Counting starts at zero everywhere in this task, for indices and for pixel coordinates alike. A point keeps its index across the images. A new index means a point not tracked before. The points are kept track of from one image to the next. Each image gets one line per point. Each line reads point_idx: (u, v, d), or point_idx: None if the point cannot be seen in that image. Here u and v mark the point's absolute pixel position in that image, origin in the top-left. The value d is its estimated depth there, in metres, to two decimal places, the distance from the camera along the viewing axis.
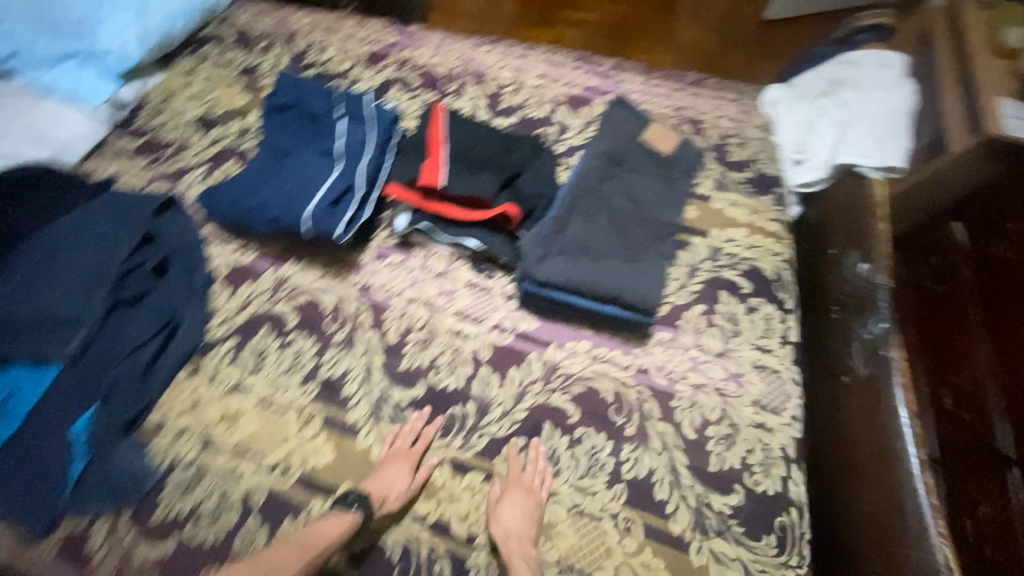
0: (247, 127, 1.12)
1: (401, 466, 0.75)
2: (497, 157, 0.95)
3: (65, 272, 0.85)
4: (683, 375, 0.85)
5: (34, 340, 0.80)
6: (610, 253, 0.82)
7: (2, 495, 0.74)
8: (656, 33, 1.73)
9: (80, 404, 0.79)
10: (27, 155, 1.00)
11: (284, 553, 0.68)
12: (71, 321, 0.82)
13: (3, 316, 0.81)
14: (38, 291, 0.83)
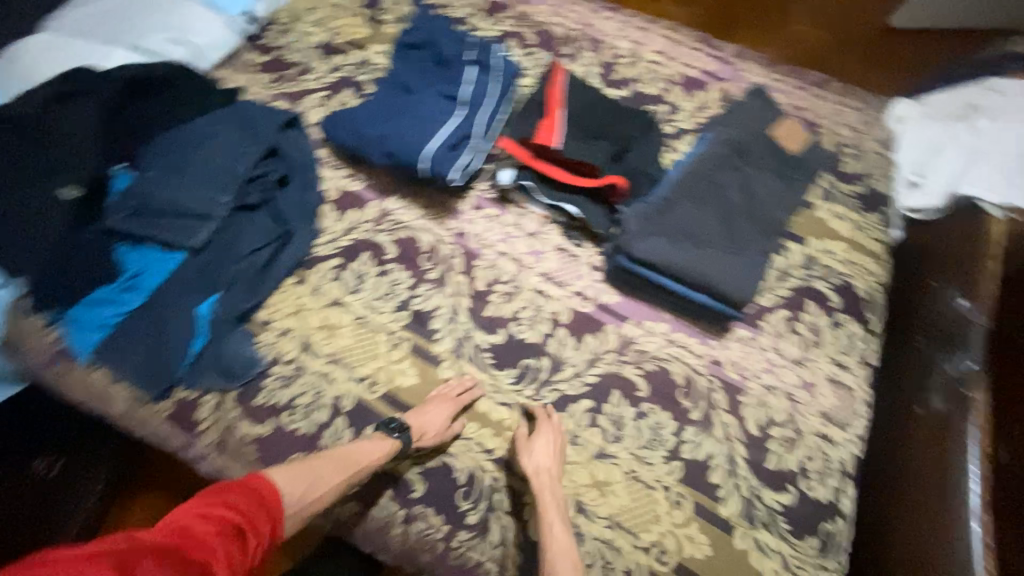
0: (365, 59, 1.15)
1: (444, 407, 0.79)
2: (609, 129, 0.95)
3: (200, 168, 0.92)
4: (756, 374, 0.86)
5: (168, 226, 0.88)
6: (712, 242, 0.83)
7: (128, 354, 0.84)
8: (764, 23, 1.62)
9: (203, 290, 0.87)
10: (168, 54, 1.03)
11: (325, 464, 0.72)
12: (202, 215, 0.89)
13: (144, 199, 0.89)
14: (173, 181, 0.90)
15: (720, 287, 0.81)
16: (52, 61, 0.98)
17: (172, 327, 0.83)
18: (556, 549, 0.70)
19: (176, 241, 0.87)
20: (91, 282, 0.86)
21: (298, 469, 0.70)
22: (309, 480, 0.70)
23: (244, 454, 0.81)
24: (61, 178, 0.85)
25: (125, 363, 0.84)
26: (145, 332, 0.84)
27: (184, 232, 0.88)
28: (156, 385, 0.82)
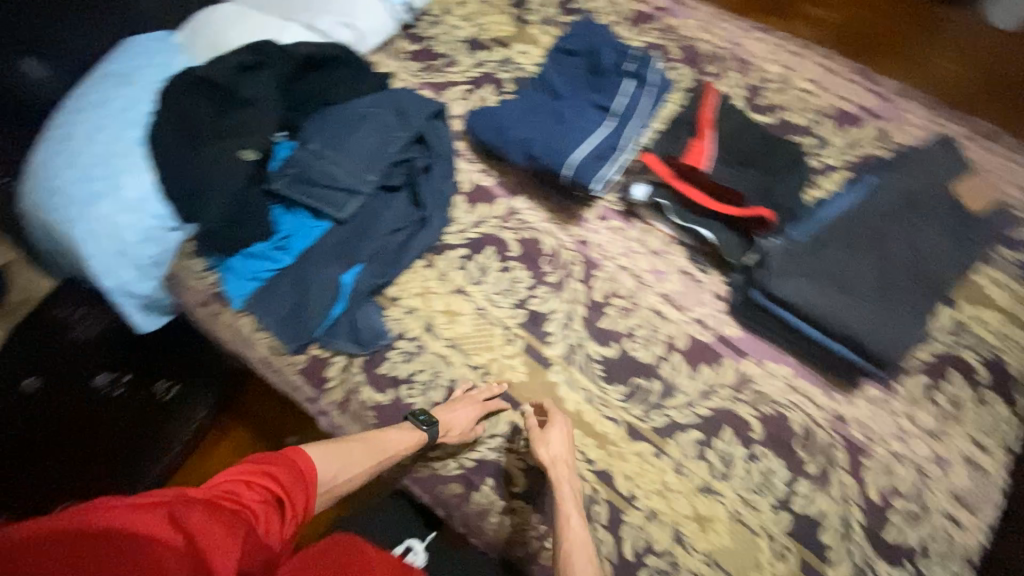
0: (508, 57, 1.18)
1: (471, 409, 0.81)
2: (757, 159, 0.93)
3: (356, 145, 0.97)
4: (882, 439, 0.81)
5: (320, 195, 0.95)
6: (860, 293, 0.79)
7: (273, 308, 0.91)
8: (897, 50, 1.55)
9: (344, 260, 0.93)
10: (335, 36, 1.11)
11: (358, 446, 0.77)
12: (350, 189, 0.95)
13: (301, 166, 0.96)
14: (327, 153, 0.96)
15: (866, 345, 0.77)
16: (237, 31, 1.07)
17: (315, 291, 0.90)
18: (574, 540, 0.71)
19: (327, 210, 0.94)
20: (248, 237, 0.93)
21: (331, 447, 0.74)
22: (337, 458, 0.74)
23: (361, 419, 0.87)
24: (243, 139, 0.93)
25: (270, 315, 0.91)
26: (291, 289, 0.92)
27: (335, 204, 0.95)
28: (295, 340, 0.90)
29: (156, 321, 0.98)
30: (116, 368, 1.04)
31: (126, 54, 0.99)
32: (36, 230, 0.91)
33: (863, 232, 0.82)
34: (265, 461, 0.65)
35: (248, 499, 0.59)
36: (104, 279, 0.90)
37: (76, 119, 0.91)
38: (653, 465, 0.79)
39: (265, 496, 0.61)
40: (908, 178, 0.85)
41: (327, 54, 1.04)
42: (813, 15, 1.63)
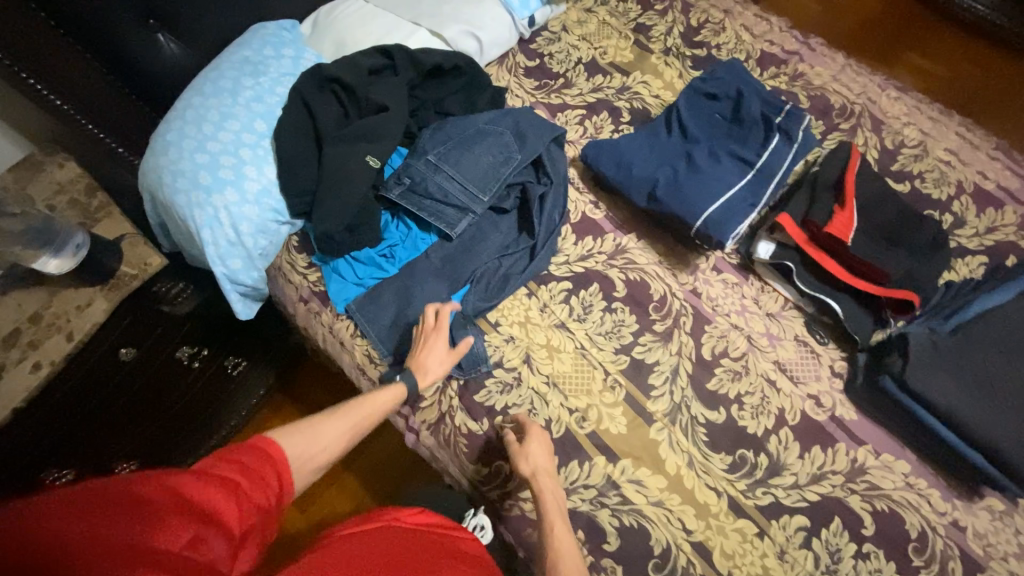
0: (626, 85, 1.13)
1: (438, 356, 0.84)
2: (896, 234, 0.87)
3: (474, 161, 0.95)
4: (1007, 559, 0.74)
5: (432, 208, 0.93)
6: (1011, 405, 0.73)
7: (372, 317, 0.91)
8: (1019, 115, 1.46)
9: (451, 280, 0.93)
10: (460, 46, 1.08)
11: (330, 423, 0.70)
12: (463, 207, 0.93)
13: (416, 176, 0.94)
14: (445, 166, 0.94)
15: (1007, 457, 0.72)
16: (365, 31, 1.06)
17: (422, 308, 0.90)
18: (562, 548, 0.71)
19: (439, 225, 0.92)
20: (359, 243, 0.91)
21: (302, 428, 0.66)
22: (311, 437, 0.66)
23: (451, 445, 0.85)
24: (372, 145, 0.91)
25: (371, 325, 0.90)
26: (395, 301, 0.91)
27: (448, 220, 0.93)
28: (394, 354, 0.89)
29: (250, 310, 0.98)
30: (196, 343, 1.08)
31: (259, 41, 0.99)
32: (156, 208, 0.93)
33: (1017, 342, 0.77)
34: (253, 437, 0.59)
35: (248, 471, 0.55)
36: (215, 265, 0.89)
37: (208, 102, 0.91)
38: (755, 546, 0.75)
39: (265, 468, 0.57)
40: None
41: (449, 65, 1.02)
42: (917, 63, 1.55)
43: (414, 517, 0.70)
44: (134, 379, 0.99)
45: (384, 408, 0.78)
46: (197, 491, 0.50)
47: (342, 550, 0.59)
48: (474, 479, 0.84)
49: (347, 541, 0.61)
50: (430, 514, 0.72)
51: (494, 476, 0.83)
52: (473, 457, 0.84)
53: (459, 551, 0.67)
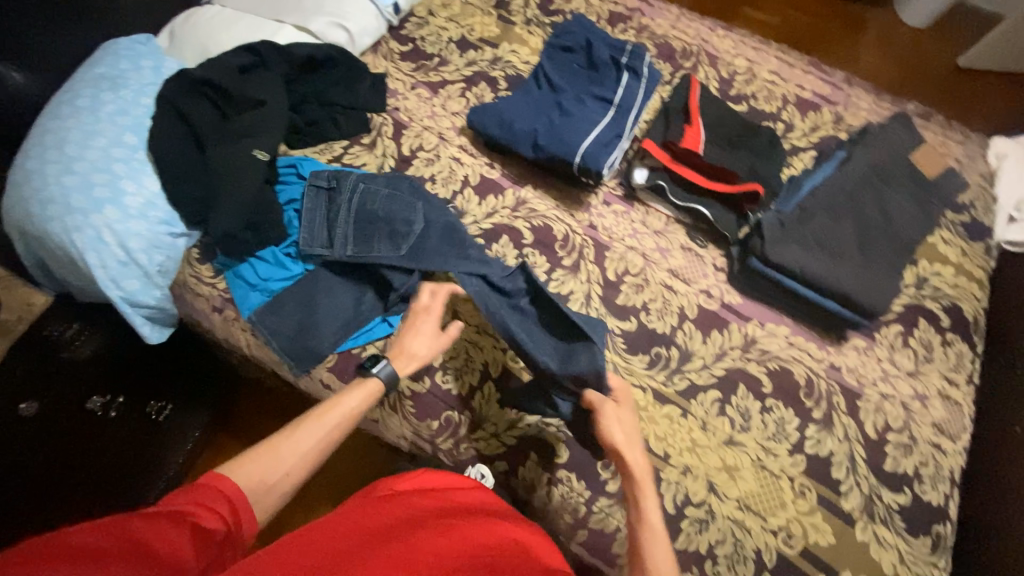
0: (499, 57, 1.20)
1: (429, 322, 0.85)
2: (739, 142, 1.03)
3: (370, 218, 0.93)
4: (872, 382, 0.91)
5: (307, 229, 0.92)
6: (846, 256, 0.89)
7: (278, 325, 0.88)
8: (839, 49, 1.74)
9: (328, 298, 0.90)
10: (330, 37, 1.11)
11: (294, 436, 0.68)
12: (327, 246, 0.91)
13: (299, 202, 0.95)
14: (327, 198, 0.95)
15: (853, 298, 0.87)
16: (228, 35, 1.05)
17: (328, 318, 0.89)
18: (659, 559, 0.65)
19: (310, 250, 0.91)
20: (263, 240, 0.91)
21: (260, 452, 0.65)
22: (273, 465, 0.64)
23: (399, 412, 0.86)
24: (255, 139, 0.91)
25: (280, 329, 0.88)
26: (299, 302, 0.89)
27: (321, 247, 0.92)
28: (305, 355, 0.88)
29: (160, 333, 0.93)
30: (110, 390, 0.98)
31: (111, 56, 0.95)
32: (28, 245, 0.86)
33: (848, 199, 0.94)
34: (201, 476, 0.59)
35: (202, 511, 0.55)
36: (108, 289, 0.84)
37: (66, 124, 0.86)
38: (681, 425, 0.86)
39: (219, 507, 0.57)
40: (878, 151, 0.95)
41: (321, 56, 1.05)
42: (751, 15, 1.80)
43: (408, 483, 0.71)
44: (47, 432, 0.89)
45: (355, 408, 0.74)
46: (155, 534, 0.50)
47: (334, 526, 0.60)
48: (422, 434, 0.86)
49: (340, 522, 0.61)
50: (430, 474, 0.74)
51: (442, 427, 0.85)
52: (417, 413, 0.86)
53: (458, 504, 0.69)
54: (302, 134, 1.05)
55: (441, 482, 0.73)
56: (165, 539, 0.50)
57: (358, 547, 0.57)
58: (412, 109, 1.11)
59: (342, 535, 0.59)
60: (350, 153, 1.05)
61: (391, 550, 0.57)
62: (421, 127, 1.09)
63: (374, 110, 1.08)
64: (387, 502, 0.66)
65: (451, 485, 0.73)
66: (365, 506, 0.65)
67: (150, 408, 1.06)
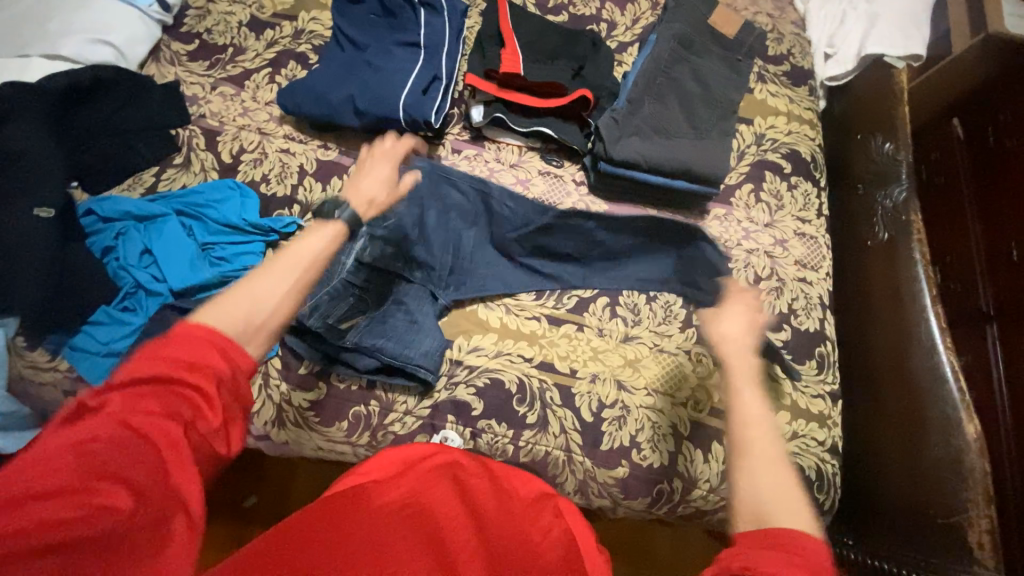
0: (300, 28, 1.08)
1: (385, 162, 0.77)
2: (561, 52, 1.04)
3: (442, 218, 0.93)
4: (739, 242, 0.98)
5: (144, 272, 0.85)
6: (679, 134, 0.95)
7: None
8: None
9: (429, 267, 0.91)
10: (91, 57, 0.96)
11: (266, 275, 0.56)
12: (198, 285, 0.85)
13: (127, 250, 0.86)
14: (156, 239, 0.86)
15: (696, 170, 0.92)
16: None
17: None
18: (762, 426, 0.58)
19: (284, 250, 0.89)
20: (89, 302, 0.81)
21: (229, 295, 0.53)
22: (249, 299, 0.53)
23: (360, 381, 0.84)
24: (32, 196, 0.80)
25: None
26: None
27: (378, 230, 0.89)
28: None
29: (20, 439, 0.79)
30: None
31: None
32: None
33: (667, 79, 0.99)
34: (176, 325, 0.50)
35: (175, 378, 0.47)
36: None
37: None
38: (580, 339, 0.89)
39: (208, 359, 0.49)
40: (678, 24, 1.02)
41: (82, 82, 0.90)
42: None
43: (379, 468, 0.66)
44: None
45: (326, 244, 0.61)
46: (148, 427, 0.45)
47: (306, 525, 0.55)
48: (393, 375, 0.84)
49: (304, 517, 0.56)
50: (387, 454, 0.69)
51: (405, 342, 0.83)
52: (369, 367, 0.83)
53: (434, 472, 0.66)
54: (102, 175, 0.92)
55: (411, 455, 0.69)
56: (153, 460, 0.44)
57: (346, 541, 0.53)
58: (220, 111, 1.00)
59: (308, 549, 0.51)
60: (165, 179, 0.94)
61: (378, 535, 0.54)
62: (236, 128, 0.98)
63: (175, 125, 0.96)
64: (353, 502, 0.59)
65: (415, 457, 0.69)
66: (327, 507, 0.58)
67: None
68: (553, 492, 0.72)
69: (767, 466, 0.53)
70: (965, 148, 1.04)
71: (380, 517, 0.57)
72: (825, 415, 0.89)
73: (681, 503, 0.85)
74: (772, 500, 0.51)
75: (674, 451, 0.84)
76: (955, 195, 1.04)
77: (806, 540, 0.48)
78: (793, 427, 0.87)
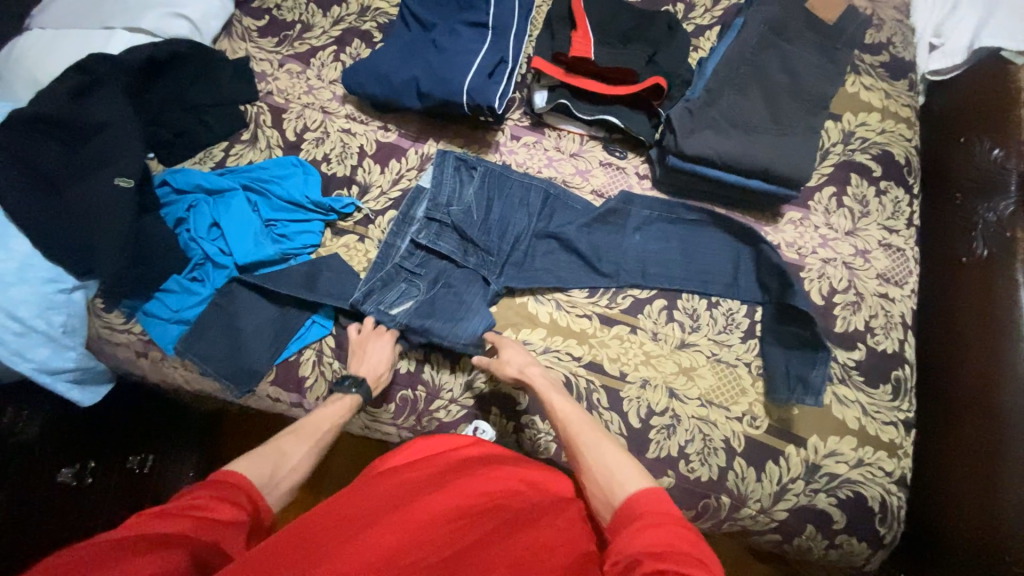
0: (365, 5, 1.07)
1: (382, 345, 0.81)
2: (635, 35, 0.98)
3: (503, 199, 0.91)
4: (814, 251, 0.91)
5: (214, 245, 0.89)
6: (759, 128, 0.88)
7: (200, 356, 0.82)
8: None
9: (485, 252, 0.89)
10: (169, 31, 0.99)
11: (285, 442, 0.66)
12: (263, 261, 0.87)
13: (198, 222, 0.89)
14: (224, 213, 0.89)
15: (775, 170, 0.85)
16: (57, 58, 0.94)
17: (259, 333, 0.84)
18: (572, 427, 0.68)
19: (349, 224, 0.92)
20: (163, 270, 0.85)
21: (261, 451, 0.63)
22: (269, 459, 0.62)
23: (408, 366, 0.85)
24: (115, 166, 0.84)
25: (207, 358, 0.82)
26: (221, 325, 0.84)
27: (436, 214, 0.88)
28: (246, 381, 0.83)
29: (94, 394, 0.86)
30: None
31: None
32: None
33: (752, 67, 0.91)
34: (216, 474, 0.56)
35: (216, 506, 0.52)
36: (17, 363, 0.76)
37: None
38: (632, 342, 0.85)
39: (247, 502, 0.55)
40: (768, 6, 0.93)
41: (162, 55, 0.93)
42: None
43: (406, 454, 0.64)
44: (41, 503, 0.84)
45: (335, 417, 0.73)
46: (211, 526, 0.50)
47: (327, 511, 0.53)
48: (442, 360, 0.85)
49: (324, 504, 0.54)
50: (420, 443, 0.65)
51: (453, 316, 0.83)
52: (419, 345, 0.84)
53: (461, 461, 0.62)
54: (177, 147, 0.96)
55: (440, 444, 0.65)
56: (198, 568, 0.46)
57: (366, 522, 0.50)
58: (287, 88, 1.01)
59: (328, 529, 0.50)
60: (233, 154, 0.97)
61: (401, 515, 0.51)
62: (301, 106, 0.99)
63: (245, 100, 0.99)
64: (386, 481, 0.57)
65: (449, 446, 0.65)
66: (353, 493, 0.56)
67: (130, 464, 0.97)
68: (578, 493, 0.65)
69: (595, 452, 0.64)
70: None
71: (409, 492, 0.55)
72: (896, 444, 0.82)
73: (727, 520, 0.81)
74: (604, 478, 0.61)
75: (724, 467, 0.80)
76: None
77: (644, 492, 0.56)
78: (859, 454, 0.81)
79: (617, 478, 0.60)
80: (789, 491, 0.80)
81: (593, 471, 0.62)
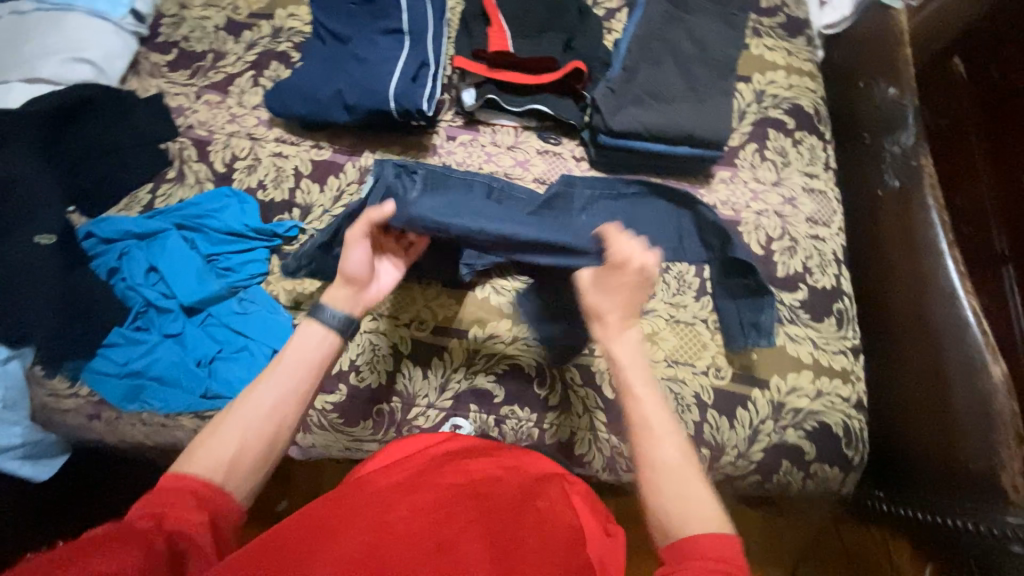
0: (278, 26, 1.05)
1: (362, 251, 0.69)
2: (550, 23, 1.01)
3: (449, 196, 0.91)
4: (747, 205, 0.96)
5: (154, 290, 0.85)
6: (678, 98, 0.93)
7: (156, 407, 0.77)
8: None
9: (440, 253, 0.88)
10: (70, 76, 0.94)
11: (262, 388, 0.58)
12: (211, 297, 0.84)
13: (134, 269, 0.85)
14: (160, 256, 0.85)
15: (698, 134, 0.90)
16: None
17: (218, 371, 0.81)
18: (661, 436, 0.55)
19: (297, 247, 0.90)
20: (102, 325, 0.81)
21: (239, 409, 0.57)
22: (248, 417, 0.56)
23: (379, 379, 0.84)
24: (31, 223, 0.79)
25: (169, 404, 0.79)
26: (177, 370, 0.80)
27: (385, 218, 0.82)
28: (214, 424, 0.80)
29: (48, 467, 0.83)
30: None
31: None
32: None
33: (661, 41, 0.96)
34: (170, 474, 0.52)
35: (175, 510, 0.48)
36: None
37: None
38: None
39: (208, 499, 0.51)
40: None
41: (66, 102, 0.88)
42: None
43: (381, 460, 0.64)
44: None
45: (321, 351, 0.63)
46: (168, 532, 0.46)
47: (299, 525, 0.51)
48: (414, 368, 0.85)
49: (296, 516, 0.52)
50: (399, 445, 0.66)
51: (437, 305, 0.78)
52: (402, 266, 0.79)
53: (437, 458, 0.62)
54: (98, 195, 0.91)
55: (415, 446, 0.65)
56: (159, 570, 0.43)
57: (340, 533, 0.49)
58: (208, 120, 0.98)
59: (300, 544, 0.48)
60: (162, 195, 0.93)
61: (376, 523, 0.50)
62: (226, 135, 0.97)
63: (165, 138, 0.95)
64: (360, 488, 0.56)
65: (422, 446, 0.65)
66: (328, 501, 0.54)
67: None
68: (563, 473, 0.64)
69: (680, 480, 0.53)
70: (967, 88, 0.99)
71: (384, 498, 0.54)
72: (848, 370, 0.88)
73: (711, 470, 0.85)
74: (675, 504, 0.51)
75: (699, 420, 0.84)
76: (960, 136, 1.00)
77: (711, 535, 0.48)
78: (818, 386, 0.86)
79: (687, 508, 0.51)
80: (761, 432, 0.84)
81: (658, 486, 0.53)
